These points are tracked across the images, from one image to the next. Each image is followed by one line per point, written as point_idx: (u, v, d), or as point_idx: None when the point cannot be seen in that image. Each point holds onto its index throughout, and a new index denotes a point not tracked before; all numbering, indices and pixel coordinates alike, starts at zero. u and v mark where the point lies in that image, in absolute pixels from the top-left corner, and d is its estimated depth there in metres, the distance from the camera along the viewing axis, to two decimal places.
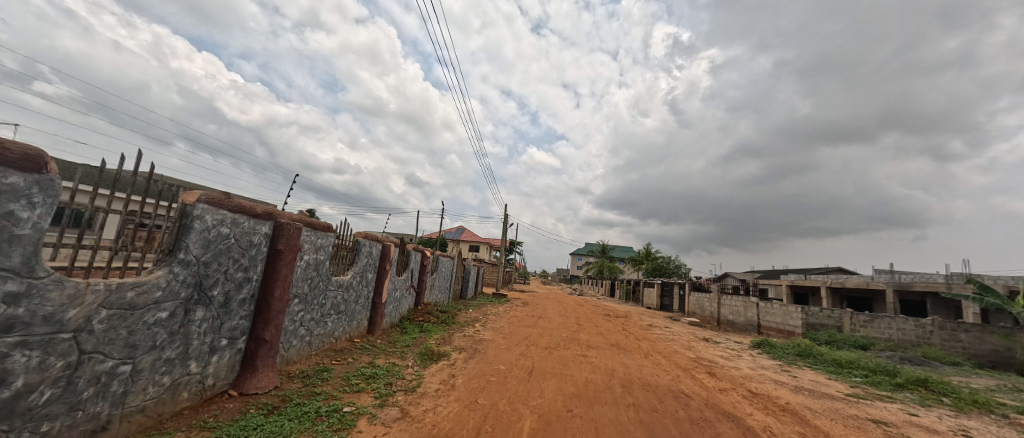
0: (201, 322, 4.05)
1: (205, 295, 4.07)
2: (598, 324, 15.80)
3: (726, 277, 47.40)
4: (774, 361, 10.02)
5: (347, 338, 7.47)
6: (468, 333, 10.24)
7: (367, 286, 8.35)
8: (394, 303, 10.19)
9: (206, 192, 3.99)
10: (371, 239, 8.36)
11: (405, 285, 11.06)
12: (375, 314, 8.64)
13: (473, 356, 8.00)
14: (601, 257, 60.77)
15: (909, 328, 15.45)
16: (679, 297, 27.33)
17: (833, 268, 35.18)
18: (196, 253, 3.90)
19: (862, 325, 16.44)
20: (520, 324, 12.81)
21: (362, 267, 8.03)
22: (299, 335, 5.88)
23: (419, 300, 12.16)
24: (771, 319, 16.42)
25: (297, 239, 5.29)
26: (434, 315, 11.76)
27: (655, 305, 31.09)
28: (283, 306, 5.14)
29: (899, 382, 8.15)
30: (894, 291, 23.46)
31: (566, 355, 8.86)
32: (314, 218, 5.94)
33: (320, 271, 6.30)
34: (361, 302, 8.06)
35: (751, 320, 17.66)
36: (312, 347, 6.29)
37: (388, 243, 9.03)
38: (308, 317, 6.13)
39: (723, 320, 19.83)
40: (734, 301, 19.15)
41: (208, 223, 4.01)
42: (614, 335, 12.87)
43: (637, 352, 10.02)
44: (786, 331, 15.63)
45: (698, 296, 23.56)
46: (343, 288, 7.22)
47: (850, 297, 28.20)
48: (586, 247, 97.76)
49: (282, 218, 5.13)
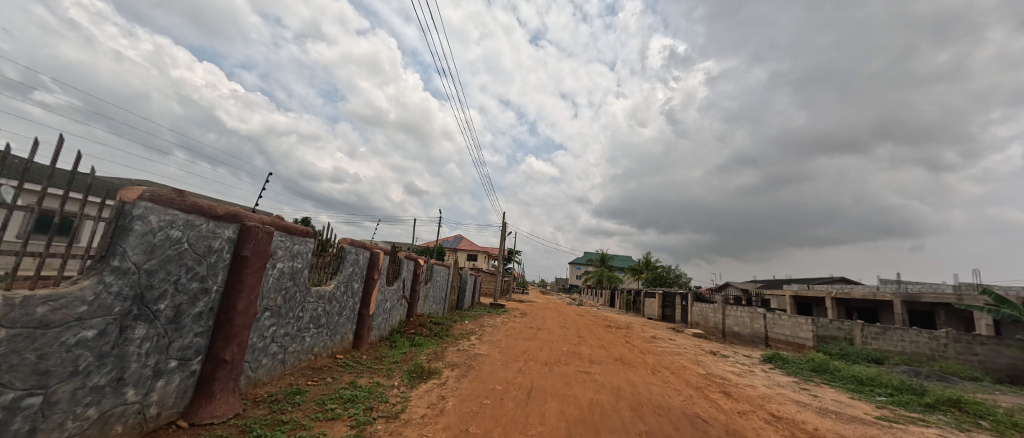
0: (141, 341, 3.44)
1: (148, 310, 3.47)
2: (599, 336, 15.14)
3: (728, 287, 46.77)
4: (789, 377, 9.38)
5: (328, 354, 6.82)
6: (463, 347, 9.56)
7: (353, 297, 7.72)
8: (384, 315, 9.54)
9: (151, 189, 3.44)
10: (358, 245, 7.76)
11: (396, 296, 10.41)
12: (361, 327, 8.00)
13: (466, 374, 7.33)
14: (600, 266, 60.05)
15: (924, 341, 14.83)
16: (681, 307, 26.65)
17: (837, 279, 34.61)
18: (136, 260, 3.32)
19: (874, 337, 15.80)
20: (519, 337, 12.13)
21: (348, 276, 7.42)
22: (270, 352, 5.25)
23: (412, 311, 11.51)
24: (780, 331, 15.77)
25: (267, 245, 4.71)
26: (427, 328, 11.10)
27: (657, 316, 30.37)
28: (248, 321, 4.53)
29: (929, 402, 7.53)
30: (902, 302, 22.86)
31: (568, 371, 8.20)
32: (289, 221, 5.37)
33: (297, 281, 5.70)
34: (345, 315, 7.44)
35: (758, 331, 17.00)
36: (286, 365, 5.65)
37: (377, 250, 8.42)
38: (281, 332, 5.51)
39: (729, 332, 19.15)
40: (740, 312, 18.51)
41: (152, 226, 3.43)
42: (617, 348, 12.19)
43: (644, 367, 9.38)
44: (796, 344, 14.97)
45: (701, 306, 22.90)
46: (324, 299, 6.61)
47: (857, 308, 27.57)
48: (585, 256, 97.03)
49: (250, 221, 4.56)
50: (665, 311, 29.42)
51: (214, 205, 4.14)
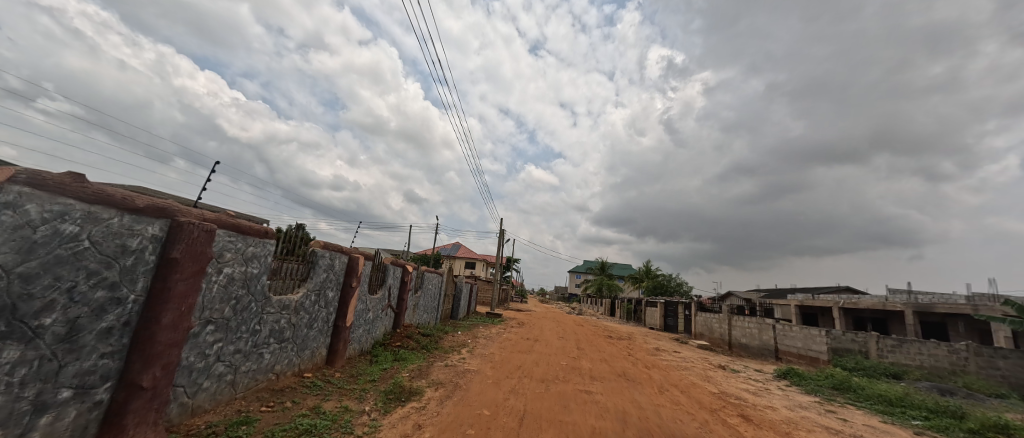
0: (14, 368, 2.64)
1: (26, 326, 2.68)
2: (600, 347, 14.30)
3: (730, 296, 45.88)
4: (811, 397, 8.58)
5: (294, 373, 5.99)
6: (451, 362, 8.69)
7: (328, 307, 6.92)
8: (365, 327, 8.69)
9: (32, 170, 2.69)
10: (334, 249, 6.96)
11: (381, 305, 9.60)
12: (336, 341, 7.18)
13: (451, 395, 6.46)
14: (600, 275, 59.17)
15: (943, 354, 13.99)
16: (684, 317, 25.79)
17: (842, 288, 33.86)
18: (5, 262, 2.54)
19: (890, 350, 14.94)
20: (514, 350, 11.26)
21: (320, 283, 6.62)
22: (214, 374, 4.45)
23: (398, 322, 10.68)
24: (790, 344, 14.96)
25: (206, 246, 3.96)
26: (414, 340, 10.24)
27: (659, 326, 29.42)
28: (179, 337, 3.75)
29: (972, 428, 6.68)
30: (913, 312, 22.06)
31: (566, 391, 7.34)
32: (240, 219, 4.63)
33: (252, 288, 4.91)
34: (316, 327, 6.62)
35: (767, 344, 16.16)
36: (237, 388, 4.83)
37: (357, 255, 7.63)
38: (231, 349, 4.71)
39: (736, 344, 18.31)
40: (747, 322, 17.68)
41: (31, 217, 2.66)
42: (620, 362, 11.32)
43: (650, 385, 8.54)
44: (808, 357, 14.13)
45: (705, 316, 22.06)
46: (289, 310, 5.80)
47: (864, 317, 26.81)
48: (585, 265, 96.07)
49: (185, 217, 3.81)
50: (667, 321, 28.52)
51: (133, 196, 3.38)
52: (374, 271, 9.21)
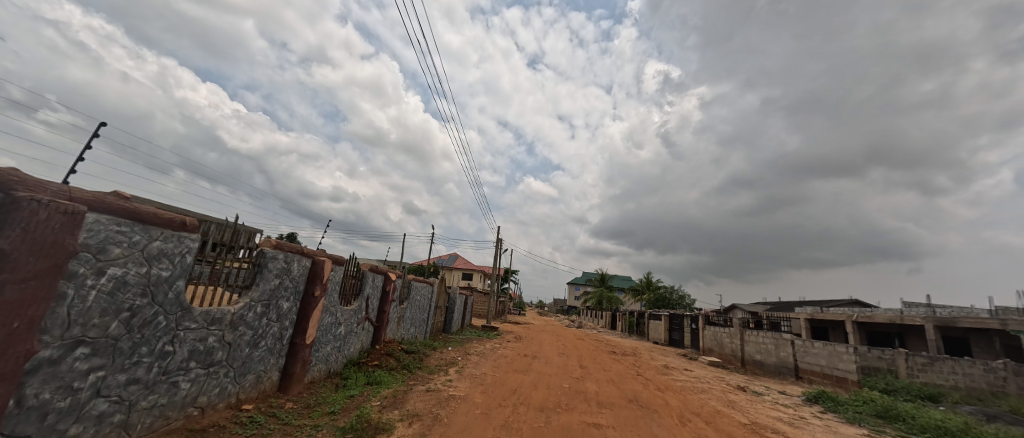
0: None
1: None
2: (605, 365, 12.96)
3: (734, 310, 44.55)
4: (856, 428, 7.34)
5: (227, 405, 4.75)
6: (434, 387, 7.40)
7: (282, 322, 5.70)
8: (334, 344, 7.43)
9: None
10: (291, 251, 5.76)
11: (356, 319, 8.34)
12: (292, 363, 5.93)
13: (429, 432, 5.18)
14: (599, 286, 57.77)
15: (979, 374, 12.72)
16: (690, 331, 24.46)
17: (851, 302, 32.73)
18: None
19: (921, 369, 13.58)
20: (509, 369, 9.96)
21: (271, 291, 5.40)
22: (88, 415, 3.22)
23: (378, 337, 9.41)
24: (812, 361, 13.70)
25: (68, 236, 2.83)
26: (395, 359, 8.94)
27: (663, 340, 28.01)
28: (8, 368, 2.57)
29: None
30: (934, 327, 20.88)
31: (571, 424, 6.05)
32: (139, 203, 3.51)
33: (156, 296, 3.71)
34: (264, 346, 5.39)
35: (786, 361, 14.87)
36: (131, 432, 3.60)
37: (322, 259, 6.43)
38: (123, 379, 3.50)
39: (750, 361, 17.00)
40: (762, 338, 16.43)
41: None
42: (630, 384, 10.00)
43: (668, 414, 7.25)
44: (834, 377, 12.84)
45: (714, 331, 20.78)
46: (223, 326, 4.59)
47: (880, 332, 25.56)
48: (584, 277, 94.51)
49: (30, 193, 2.65)
50: (672, 335, 27.10)
51: None
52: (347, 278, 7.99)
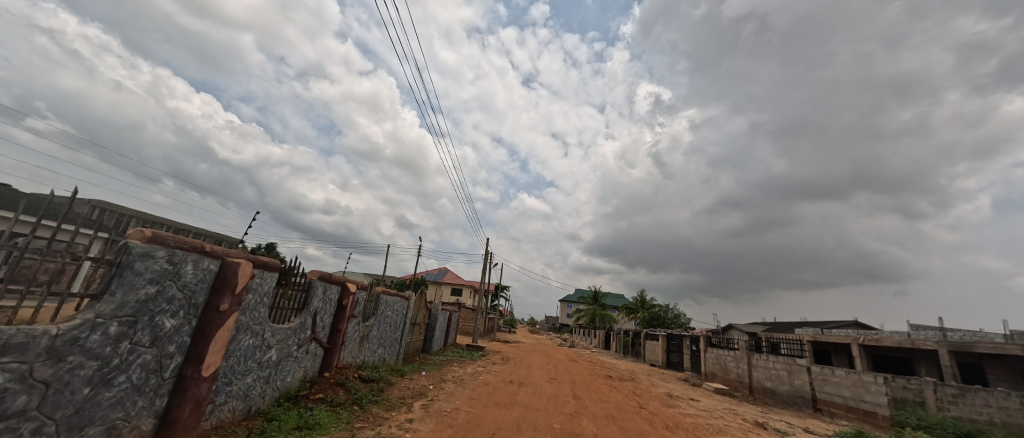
0: None
1: None
2: (602, 394, 11.32)
3: (731, 330, 43.26)
4: None
5: None
6: (386, 433, 5.70)
7: (160, 348, 4.06)
8: (259, 375, 5.74)
9: None
10: (187, 248, 4.22)
11: (296, 339, 6.64)
12: (178, 404, 4.25)
13: None
14: (592, 304, 56.12)
15: (1017, 408, 11.15)
16: (690, 353, 22.91)
17: (850, 323, 31.70)
18: None
19: (952, 401, 12.14)
20: (489, 403, 8.26)
21: (142, 302, 3.80)
22: None
23: (328, 362, 7.70)
24: (832, 392, 12.24)
25: None
26: (346, 390, 7.20)
27: (661, 363, 26.34)
28: None
29: None
30: (947, 352, 19.68)
31: None
32: None
33: None
34: (127, 381, 3.76)
35: (801, 390, 13.36)
36: None
37: (237, 262, 4.84)
38: None
39: (759, 388, 15.49)
40: (772, 363, 14.96)
41: None
42: (635, 422, 8.31)
43: None
44: (859, 411, 11.38)
45: (717, 353, 19.30)
46: (31, 353, 2.91)
47: (886, 356, 24.35)
48: (575, 294, 92.82)
49: None
50: (671, 357, 25.45)
51: None
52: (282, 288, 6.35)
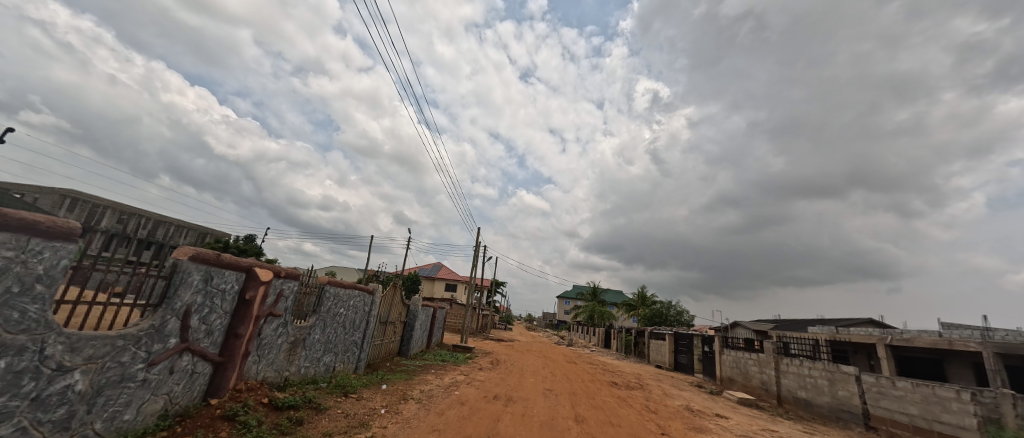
0: None
1: None
2: (615, 414, 8.90)
3: (737, 329, 41.23)
4: None
5: None
6: None
7: None
8: (38, 419, 3.27)
9: None
10: None
11: (142, 348, 4.19)
12: None
13: None
14: (592, 300, 54.00)
15: None
16: (701, 354, 20.74)
17: (866, 322, 29.67)
18: None
19: None
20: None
21: None
22: None
23: (218, 382, 5.26)
24: (891, 408, 9.98)
25: None
26: (235, 428, 4.74)
27: (669, 365, 24.08)
28: None
29: None
30: (993, 354, 17.43)
31: None
32: None
33: None
34: None
35: (846, 403, 11.10)
36: None
37: None
38: None
39: (790, 398, 13.25)
40: (806, 369, 12.68)
41: None
42: None
43: None
44: (933, 435, 9.10)
45: (735, 355, 17.05)
46: None
47: (913, 358, 22.23)
48: (574, 292, 90.65)
49: None
50: (678, 359, 23.27)
51: None
52: (104, 272, 3.90)
